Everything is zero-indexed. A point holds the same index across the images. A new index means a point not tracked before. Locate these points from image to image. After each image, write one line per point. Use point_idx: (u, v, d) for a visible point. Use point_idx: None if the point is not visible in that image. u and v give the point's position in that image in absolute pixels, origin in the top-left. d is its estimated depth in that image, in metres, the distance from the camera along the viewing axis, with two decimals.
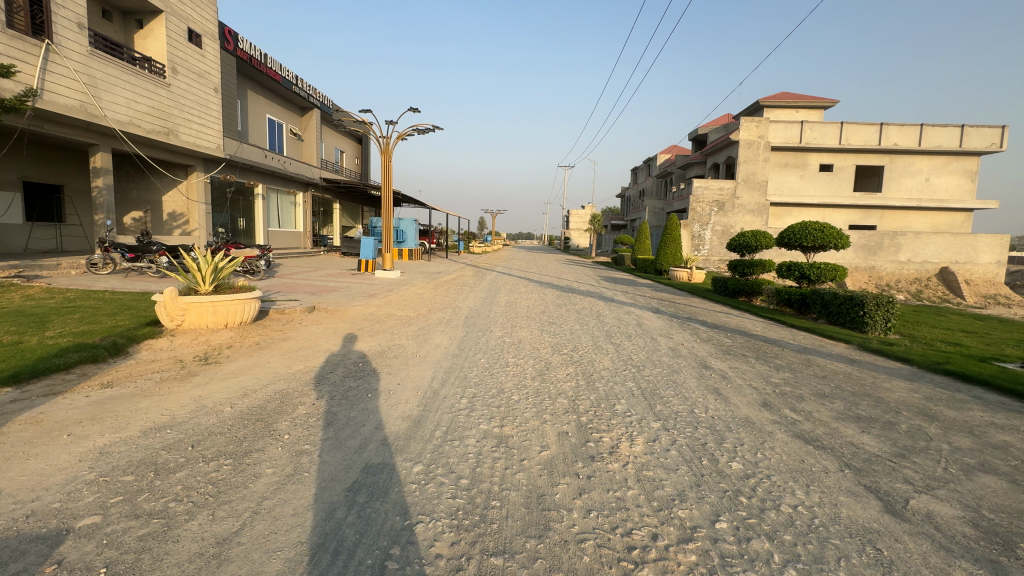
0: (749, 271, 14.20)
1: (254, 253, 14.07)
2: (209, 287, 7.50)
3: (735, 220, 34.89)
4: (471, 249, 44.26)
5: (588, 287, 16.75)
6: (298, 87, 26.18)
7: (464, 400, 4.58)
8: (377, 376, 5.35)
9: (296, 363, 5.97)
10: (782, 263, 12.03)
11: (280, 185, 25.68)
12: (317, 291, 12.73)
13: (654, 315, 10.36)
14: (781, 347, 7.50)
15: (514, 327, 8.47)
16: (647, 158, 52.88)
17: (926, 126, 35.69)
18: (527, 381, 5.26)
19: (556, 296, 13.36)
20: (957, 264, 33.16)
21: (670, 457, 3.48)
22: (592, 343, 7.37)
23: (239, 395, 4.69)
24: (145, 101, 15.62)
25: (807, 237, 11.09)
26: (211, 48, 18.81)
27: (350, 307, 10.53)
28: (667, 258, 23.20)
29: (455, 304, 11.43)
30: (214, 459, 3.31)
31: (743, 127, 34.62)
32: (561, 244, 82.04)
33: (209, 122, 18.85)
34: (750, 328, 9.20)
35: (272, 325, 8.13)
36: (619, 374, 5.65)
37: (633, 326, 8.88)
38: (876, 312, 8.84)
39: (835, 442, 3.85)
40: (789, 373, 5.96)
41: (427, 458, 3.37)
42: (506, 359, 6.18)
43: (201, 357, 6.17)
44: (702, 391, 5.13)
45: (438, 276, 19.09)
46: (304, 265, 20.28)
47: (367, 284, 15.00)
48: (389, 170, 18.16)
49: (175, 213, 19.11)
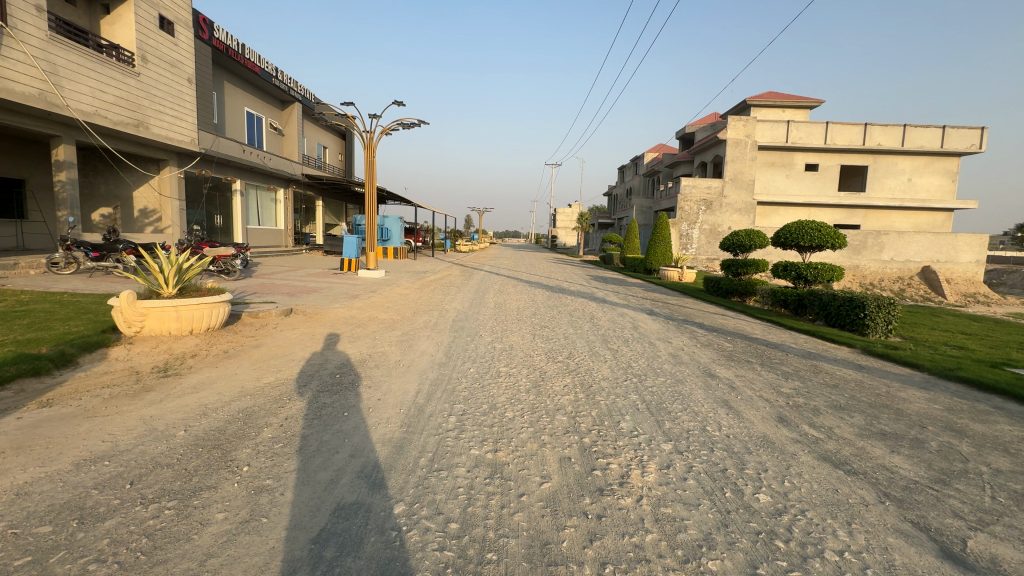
0: (742, 271, 13.93)
1: (229, 252, 13.34)
2: (172, 289, 6.88)
3: (723, 219, 34.90)
4: (458, 247, 43.66)
5: (578, 287, 16.36)
6: (279, 80, 25.30)
7: (453, 419, 4.11)
8: (355, 390, 4.84)
9: (267, 373, 5.43)
10: (778, 263, 11.71)
11: (260, 181, 24.80)
12: (295, 293, 12.08)
13: (649, 317, 9.99)
14: (785, 352, 7.16)
15: (505, 332, 8.02)
16: (635, 157, 52.78)
17: (909, 127, 36.13)
18: (521, 395, 4.80)
19: (546, 297, 12.94)
20: (939, 263, 33.66)
21: (688, 489, 3.04)
22: (588, 349, 6.94)
23: (196, 416, 4.13)
24: (111, 91, 14.74)
25: (803, 237, 10.78)
26: (184, 36, 17.92)
27: (330, 309, 9.95)
28: (657, 257, 22.96)
29: (441, 305, 10.90)
30: (155, 501, 2.78)
31: (730, 126, 34.64)
32: (548, 242, 81.75)
33: (182, 114, 17.98)
34: (749, 331, 8.88)
35: (244, 330, 7.53)
36: (620, 385, 5.22)
37: (629, 329, 8.49)
38: (878, 314, 8.58)
39: (866, 466, 3.47)
40: (799, 382, 5.60)
41: (410, 495, 2.89)
42: (498, 368, 5.70)
43: (160, 369, 5.58)
44: (710, 404, 4.72)
45: (424, 276, 18.52)
46: (285, 264, 19.55)
47: (350, 285, 14.39)
48: (373, 166, 17.52)
49: (147, 210, 18.24)
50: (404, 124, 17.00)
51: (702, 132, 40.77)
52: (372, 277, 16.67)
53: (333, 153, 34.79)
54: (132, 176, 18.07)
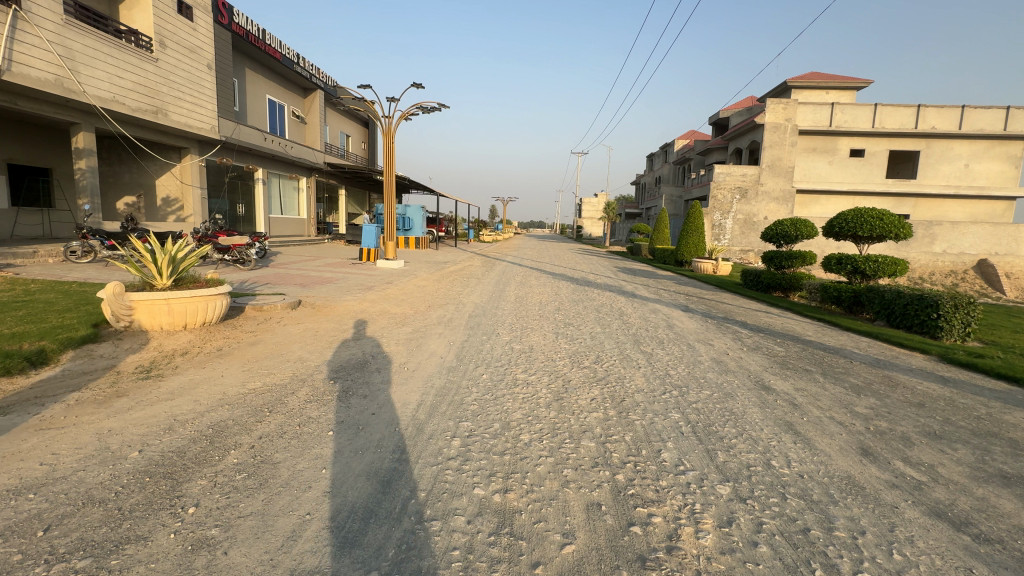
0: (786, 264, 12.70)
1: (244, 241, 12.96)
2: (167, 281, 6.38)
3: (759, 208, 33.13)
4: (481, 237, 42.99)
5: (605, 279, 15.44)
6: (301, 66, 24.99)
7: (457, 443, 3.39)
8: (347, 400, 4.18)
9: (257, 376, 4.84)
10: (831, 255, 10.46)
11: (282, 170, 24.67)
12: (309, 284, 11.61)
13: (686, 314, 9.05)
14: (848, 359, 6.17)
15: (524, 330, 7.27)
16: (664, 144, 50.88)
17: (967, 108, 33.40)
18: (539, 411, 4.05)
19: (571, 290, 12.12)
20: (998, 257, 31.11)
21: (762, 563, 2.25)
22: (617, 352, 6.15)
23: (158, 432, 3.52)
24: (129, 76, 14.52)
25: (862, 226, 9.59)
26: (204, 21, 17.63)
27: (341, 302, 9.40)
28: (689, 248, 21.74)
29: (458, 299, 10.21)
30: (64, 560, 2.16)
31: (769, 109, 32.69)
32: (573, 232, 80.11)
33: (202, 101, 17.78)
34: (800, 332, 7.87)
35: (244, 326, 7.01)
36: (658, 400, 4.40)
37: (663, 329, 7.61)
38: (954, 316, 7.46)
39: (1001, 530, 2.58)
40: (877, 400, 4.65)
41: (388, 562, 2.18)
42: (514, 375, 4.95)
43: (143, 369, 5.06)
44: (772, 429, 3.84)
45: (443, 266, 17.92)
46: (304, 253, 19.28)
47: (366, 275, 13.87)
48: (391, 153, 16.94)
49: (169, 198, 18.21)
50: (424, 108, 16.32)
51: (738, 117, 38.74)
52: (391, 267, 16.21)
53: (356, 141, 34.55)
54: (154, 164, 18.01)
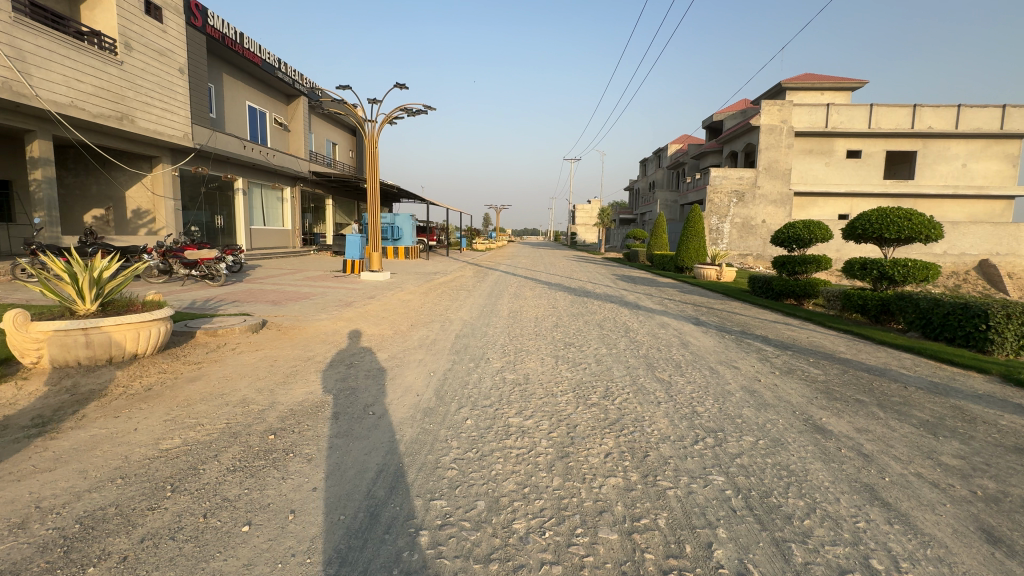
0: (800, 270, 11.82)
1: (213, 256, 11.99)
2: (92, 306, 5.38)
3: (757, 212, 32.44)
4: (474, 245, 41.98)
5: (605, 288, 14.47)
6: (282, 72, 24.09)
7: (424, 545, 2.38)
8: (285, 466, 3.15)
9: (179, 430, 3.79)
10: (852, 260, 9.47)
11: (264, 179, 23.68)
12: (281, 301, 10.59)
13: (699, 329, 8.09)
14: (900, 384, 5.22)
15: (519, 353, 6.27)
16: (658, 148, 50.26)
17: (963, 107, 32.96)
18: (539, 478, 3.05)
19: (570, 302, 11.15)
20: (999, 256, 30.59)
21: None
22: (629, 380, 5.19)
23: (0, 533, 2.47)
24: (89, 80, 13.50)
25: (888, 227, 8.68)
26: (174, 23, 16.69)
27: (313, 322, 8.38)
28: (689, 254, 20.89)
29: (445, 316, 9.19)
30: None
31: (764, 110, 32.11)
32: (568, 239, 79.14)
33: (173, 107, 16.79)
34: (832, 348, 6.92)
35: (190, 356, 5.96)
36: (692, 455, 3.40)
37: (677, 349, 6.65)
38: (1007, 327, 6.56)
39: None
40: (963, 445, 3.69)
41: None
42: (506, 421, 3.95)
43: (39, 421, 4.01)
44: (850, 499, 2.86)
45: (432, 277, 16.88)
46: (285, 266, 18.24)
47: (347, 289, 12.82)
48: (375, 159, 15.99)
49: (140, 210, 17.14)
50: (408, 110, 15.39)
51: (732, 120, 38.25)
52: (376, 280, 15.20)
53: (343, 150, 33.70)
54: (123, 174, 16.94)
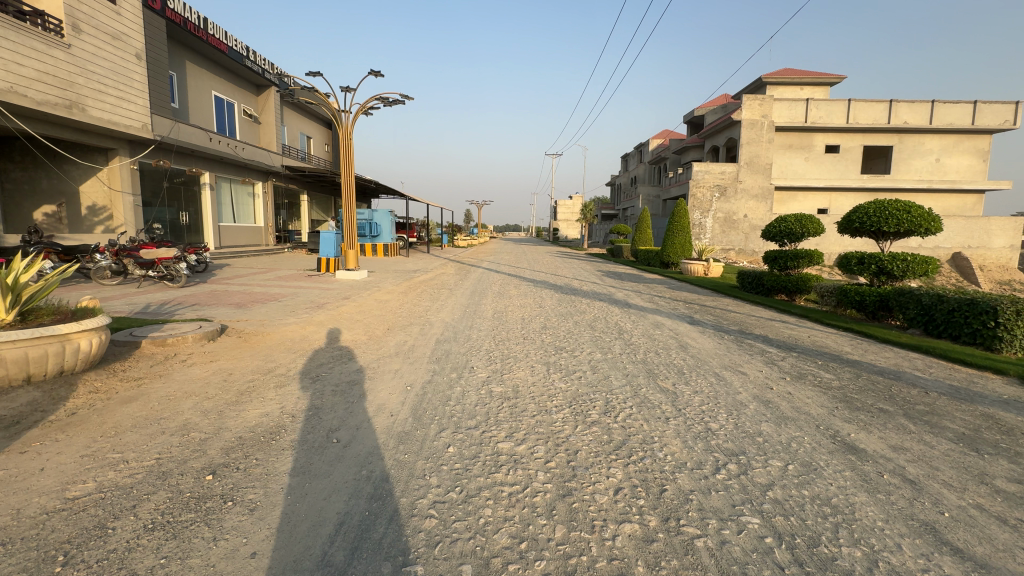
0: (791, 265, 11.51)
1: (173, 255, 11.06)
2: (11, 316, 4.56)
3: (739, 206, 32.46)
4: (455, 241, 41.23)
5: (591, 285, 14.00)
6: (251, 61, 22.89)
7: None
8: (221, 522, 2.50)
9: (95, 470, 3.10)
10: (847, 254, 9.16)
11: (233, 174, 22.54)
12: (246, 303, 9.79)
13: (696, 329, 7.64)
14: (920, 390, 4.82)
15: (506, 360, 5.70)
16: (639, 143, 50.08)
17: (937, 103, 33.56)
18: (537, 527, 2.49)
19: (557, 301, 10.61)
20: (971, 250, 31.24)
21: None
22: (630, 391, 4.66)
23: None
24: (32, 63, 12.36)
25: (886, 221, 8.35)
26: (130, 5, 15.50)
27: (279, 327, 7.66)
28: (674, 249, 20.61)
29: (425, 318, 8.55)
30: None
31: (745, 105, 32.08)
32: (550, 235, 78.87)
33: (129, 95, 15.63)
34: (837, 349, 6.52)
35: (132, 371, 5.22)
36: (716, 489, 2.87)
37: (676, 353, 6.15)
38: (1017, 324, 6.25)
39: None
40: (1014, 465, 3.25)
41: None
42: (495, 447, 3.38)
43: None
44: (915, 547, 2.36)
45: (412, 275, 16.17)
46: (254, 264, 17.27)
47: (320, 290, 12.04)
48: (350, 152, 15.17)
49: (96, 206, 15.99)
50: (385, 100, 14.62)
51: (713, 114, 38.21)
52: (352, 279, 14.44)
53: (318, 143, 32.51)
54: (75, 167, 15.73)
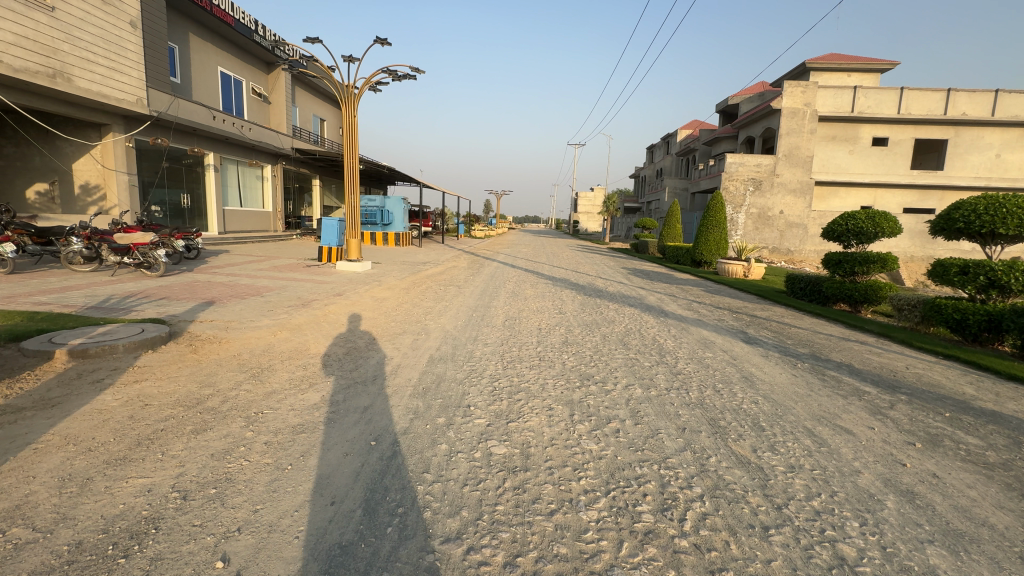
0: (859, 270, 9.76)
1: (149, 240, 9.94)
2: None
3: (774, 202, 30.18)
4: (472, 232, 39.79)
5: (618, 286, 12.44)
6: (259, 36, 21.72)
7: None
8: None
9: None
10: (941, 261, 7.42)
11: (239, 156, 21.48)
12: (222, 299, 8.56)
13: (757, 353, 6.08)
14: None
15: (514, 397, 4.24)
16: (667, 134, 47.89)
17: (1001, 92, 30.51)
18: None
19: (580, 306, 9.09)
20: None
21: None
22: (694, 463, 3.16)
23: None
24: (9, 26, 11.29)
25: (1004, 220, 6.59)
26: None
27: (243, 332, 6.34)
28: (708, 247, 18.81)
29: (421, 324, 7.18)
30: None
31: (786, 93, 29.69)
32: (570, 228, 76.52)
33: (123, 66, 14.55)
34: (957, 392, 4.89)
35: (12, 399, 3.90)
36: None
37: (742, 391, 4.59)
38: None
39: None
40: None
41: None
42: None
43: None
44: None
45: (418, 268, 14.84)
46: (255, 252, 16.15)
47: (311, 283, 10.74)
48: (355, 130, 13.88)
49: (88, 185, 15.00)
50: (393, 73, 13.22)
51: (749, 104, 35.81)
52: (353, 271, 13.19)
53: (331, 126, 31.45)
54: (67, 144, 14.80)
